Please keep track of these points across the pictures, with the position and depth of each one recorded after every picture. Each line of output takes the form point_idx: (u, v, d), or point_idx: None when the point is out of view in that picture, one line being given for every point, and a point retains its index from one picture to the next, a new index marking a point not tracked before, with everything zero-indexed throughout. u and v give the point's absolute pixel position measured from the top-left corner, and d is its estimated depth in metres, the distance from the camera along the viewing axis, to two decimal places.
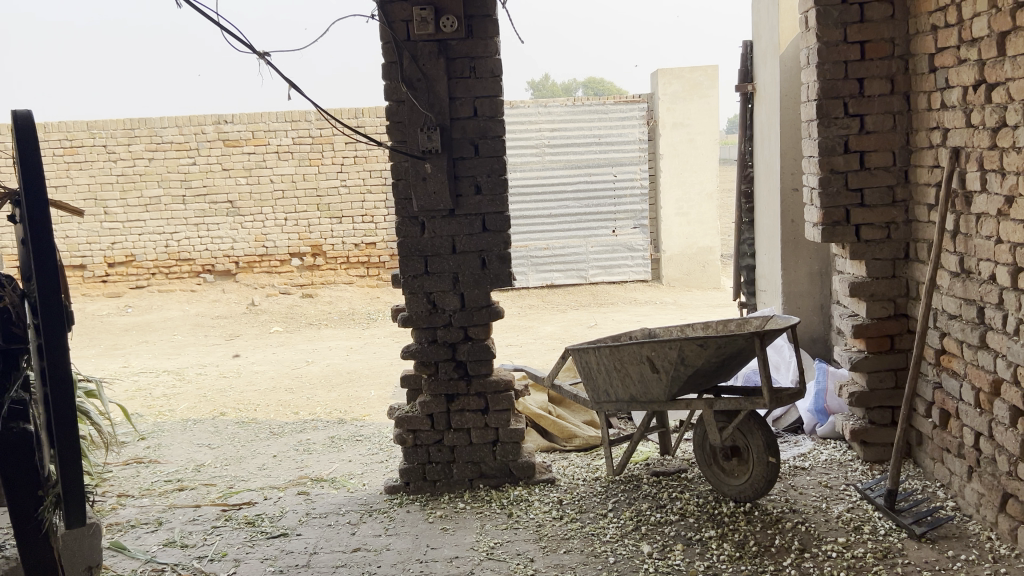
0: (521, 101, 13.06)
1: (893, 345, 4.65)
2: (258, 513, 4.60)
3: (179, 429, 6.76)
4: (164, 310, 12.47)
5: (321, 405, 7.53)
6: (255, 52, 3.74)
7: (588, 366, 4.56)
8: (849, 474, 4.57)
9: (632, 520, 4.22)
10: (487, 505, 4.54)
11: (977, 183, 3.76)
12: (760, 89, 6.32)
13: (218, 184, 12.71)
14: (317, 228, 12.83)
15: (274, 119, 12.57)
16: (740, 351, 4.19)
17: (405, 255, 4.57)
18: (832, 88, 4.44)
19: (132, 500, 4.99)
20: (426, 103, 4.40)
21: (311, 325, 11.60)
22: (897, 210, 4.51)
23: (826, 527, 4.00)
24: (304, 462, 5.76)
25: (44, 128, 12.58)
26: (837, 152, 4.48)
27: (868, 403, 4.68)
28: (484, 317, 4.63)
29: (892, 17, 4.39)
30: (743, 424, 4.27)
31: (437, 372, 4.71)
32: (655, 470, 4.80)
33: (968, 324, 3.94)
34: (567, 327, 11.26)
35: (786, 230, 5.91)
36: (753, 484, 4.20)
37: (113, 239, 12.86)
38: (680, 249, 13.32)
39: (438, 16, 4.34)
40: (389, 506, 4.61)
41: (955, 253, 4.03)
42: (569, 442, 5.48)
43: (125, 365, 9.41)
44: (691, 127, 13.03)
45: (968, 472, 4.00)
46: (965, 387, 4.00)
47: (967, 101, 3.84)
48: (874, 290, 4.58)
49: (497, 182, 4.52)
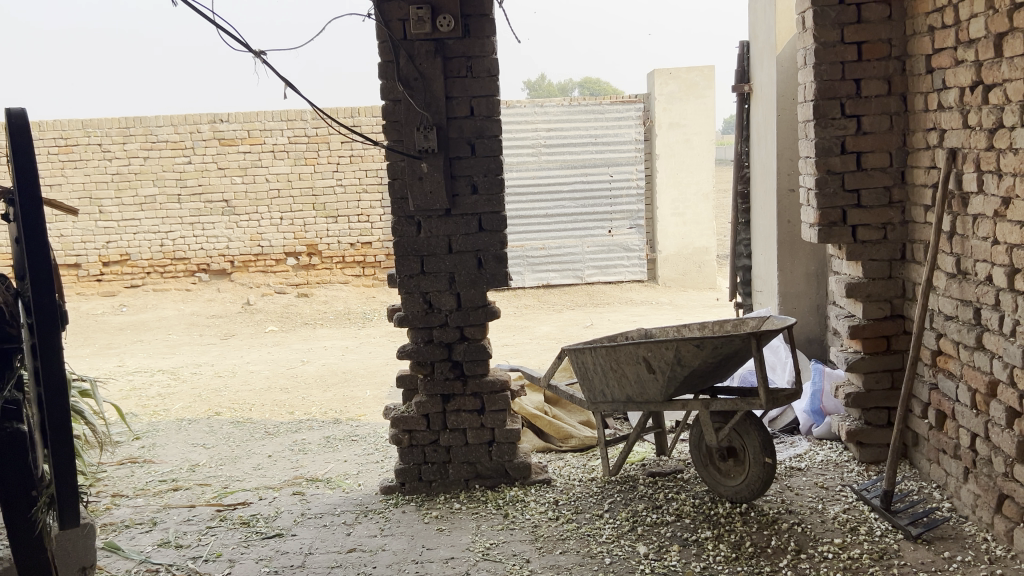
0: (517, 101, 13.05)
1: (890, 346, 4.65)
2: (253, 513, 4.58)
3: (173, 429, 6.74)
4: (159, 310, 12.43)
5: (317, 405, 7.51)
6: (250, 51, 3.75)
7: (585, 367, 4.54)
8: (845, 475, 4.57)
9: (628, 521, 4.22)
10: (483, 505, 4.53)
11: (974, 184, 3.76)
12: (756, 89, 6.33)
13: (213, 183, 12.68)
14: (313, 228, 12.79)
15: (270, 118, 12.55)
16: (735, 352, 4.19)
17: (401, 255, 4.56)
18: (829, 89, 4.44)
19: (126, 500, 4.97)
20: (422, 103, 4.40)
21: (307, 325, 11.57)
22: (893, 211, 4.51)
23: (822, 527, 4.00)
24: (299, 462, 5.74)
25: (39, 127, 12.55)
26: (834, 153, 4.48)
27: (865, 404, 4.67)
28: (480, 317, 4.62)
29: (889, 17, 4.39)
30: (740, 425, 4.26)
31: (433, 372, 4.70)
32: (651, 470, 4.79)
33: (964, 325, 3.94)
34: (563, 327, 11.24)
35: (783, 231, 5.91)
36: (750, 484, 4.20)
37: (108, 238, 12.82)
38: (676, 249, 13.32)
39: (435, 15, 4.33)
40: (384, 506, 4.60)
41: (951, 254, 4.03)
42: (565, 442, 5.47)
43: (119, 365, 9.37)
44: (687, 127, 13.05)
45: (964, 472, 4.01)
46: (961, 388, 4.00)
47: (964, 102, 3.84)
48: (871, 291, 4.58)
49: (493, 182, 4.51)
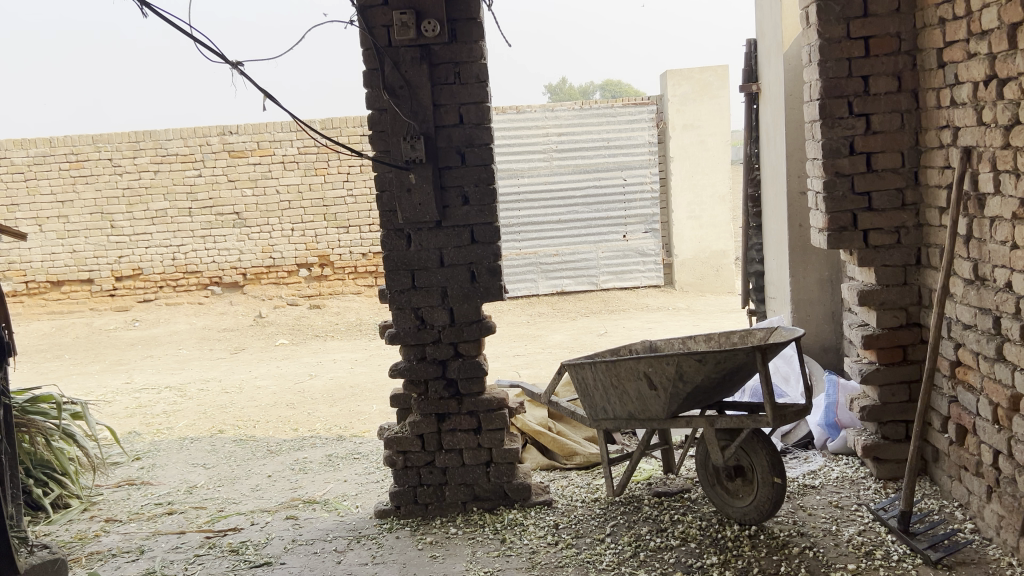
0: (528, 106, 12.88)
1: (906, 357, 4.40)
2: (243, 540, 4.42)
3: (175, 448, 6.63)
4: (171, 324, 12.36)
5: (321, 421, 7.37)
6: (227, 62, 3.62)
7: (584, 383, 4.34)
8: (861, 494, 4.33)
9: (631, 546, 4.02)
10: (480, 529, 4.34)
11: (990, 185, 3.52)
12: (765, 88, 6.08)
13: (224, 195, 12.64)
14: (324, 238, 12.72)
15: (279, 129, 12.52)
16: (740, 367, 3.98)
17: (392, 269, 4.40)
18: (835, 86, 4.21)
19: (117, 527, 4.83)
20: (409, 112, 4.23)
21: (318, 337, 11.47)
22: (907, 214, 4.27)
23: (835, 552, 3.77)
24: (298, 482, 5.60)
25: (50, 143, 12.59)
26: (842, 154, 4.26)
27: (881, 418, 4.43)
28: (475, 333, 4.44)
29: (897, 10, 4.15)
30: (747, 443, 4.04)
31: (427, 391, 4.52)
32: (657, 490, 4.58)
33: (983, 334, 3.69)
34: (577, 335, 11.02)
35: (794, 235, 5.65)
36: (759, 506, 3.98)
37: (120, 253, 12.83)
38: (692, 253, 13.10)
39: (420, 21, 4.15)
40: (378, 532, 4.42)
41: (969, 259, 3.78)
42: (569, 459, 5.27)
43: (127, 382, 9.32)
44: (701, 128, 12.80)
45: (988, 492, 3.76)
46: (982, 402, 3.74)
47: (979, 98, 3.60)
48: (885, 299, 4.34)
49: (486, 192, 4.33)
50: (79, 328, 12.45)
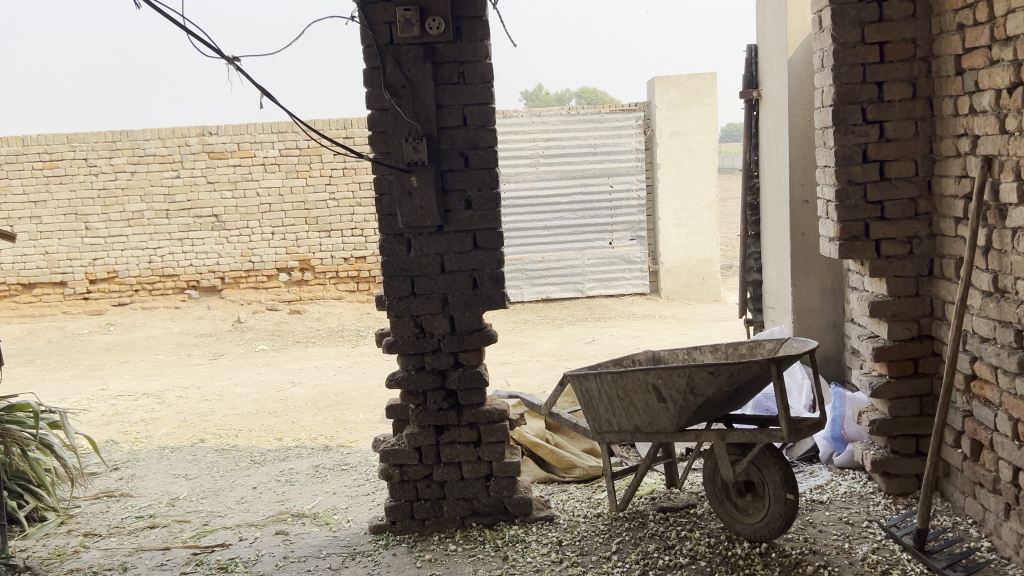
0: (514, 110, 12.75)
1: (917, 369, 4.31)
2: (232, 557, 4.23)
3: (155, 458, 6.40)
4: (147, 328, 12.07)
5: (305, 430, 7.17)
6: (223, 57, 3.44)
7: (589, 395, 4.20)
8: (871, 510, 4.22)
9: (639, 564, 3.87)
10: (481, 546, 4.18)
11: (1013, 195, 3.41)
12: (766, 96, 6.01)
13: (203, 198, 12.37)
14: (306, 242, 12.50)
15: (260, 130, 12.28)
16: (751, 381, 3.87)
17: (390, 275, 4.23)
18: (849, 93, 4.12)
19: (97, 542, 4.60)
20: (412, 112, 4.07)
21: (299, 343, 11.25)
22: (920, 224, 4.18)
23: (851, 571, 3.65)
24: (285, 495, 5.38)
25: (23, 142, 12.26)
26: (855, 161, 4.17)
27: (891, 430, 4.33)
28: (476, 342, 4.28)
29: (913, 16, 4.08)
30: (758, 458, 3.93)
31: (425, 402, 4.35)
32: (662, 505, 4.44)
33: (1003, 348, 3.59)
34: (564, 344, 10.87)
35: (796, 243, 5.57)
36: (770, 523, 3.86)
37: (94, 255, 12.48)
38: (678, 261, 13.03)
39: (423, 18, 4.01)
40: (374, 548, 4.24)
41: (988, 271, 3.70)
42: (568, 472, 5.14)
43: (103, 388, 9.03)
44: (688, 136, 12.76)
45: (1005, 509, 3.66)
46: (1000, 416, 3.65)
47: (1001, 105, 3.51)
48: (896, 310, 4.25)
49: (488, 197, 4.18)
50: (51, 332, 12.10)
